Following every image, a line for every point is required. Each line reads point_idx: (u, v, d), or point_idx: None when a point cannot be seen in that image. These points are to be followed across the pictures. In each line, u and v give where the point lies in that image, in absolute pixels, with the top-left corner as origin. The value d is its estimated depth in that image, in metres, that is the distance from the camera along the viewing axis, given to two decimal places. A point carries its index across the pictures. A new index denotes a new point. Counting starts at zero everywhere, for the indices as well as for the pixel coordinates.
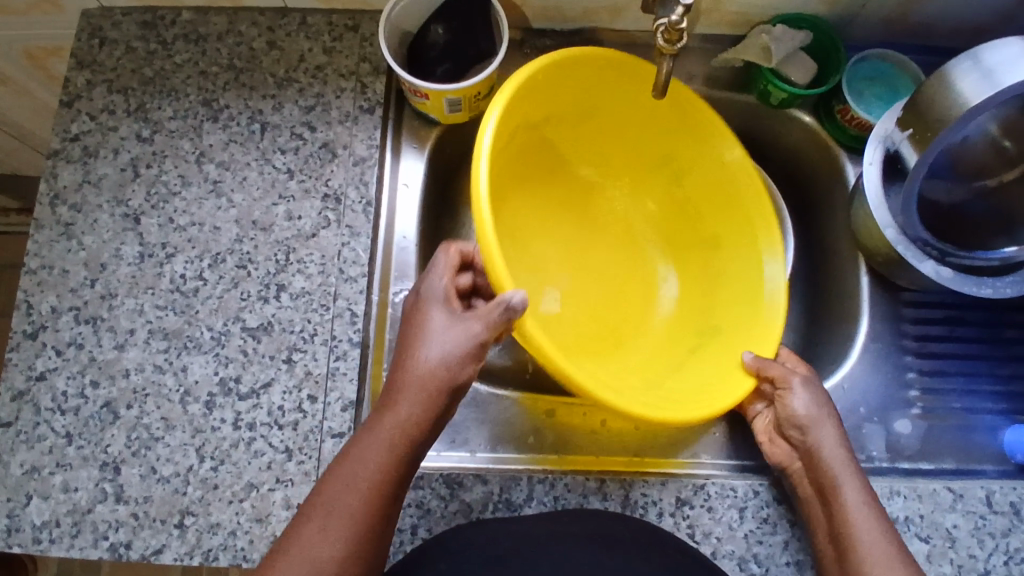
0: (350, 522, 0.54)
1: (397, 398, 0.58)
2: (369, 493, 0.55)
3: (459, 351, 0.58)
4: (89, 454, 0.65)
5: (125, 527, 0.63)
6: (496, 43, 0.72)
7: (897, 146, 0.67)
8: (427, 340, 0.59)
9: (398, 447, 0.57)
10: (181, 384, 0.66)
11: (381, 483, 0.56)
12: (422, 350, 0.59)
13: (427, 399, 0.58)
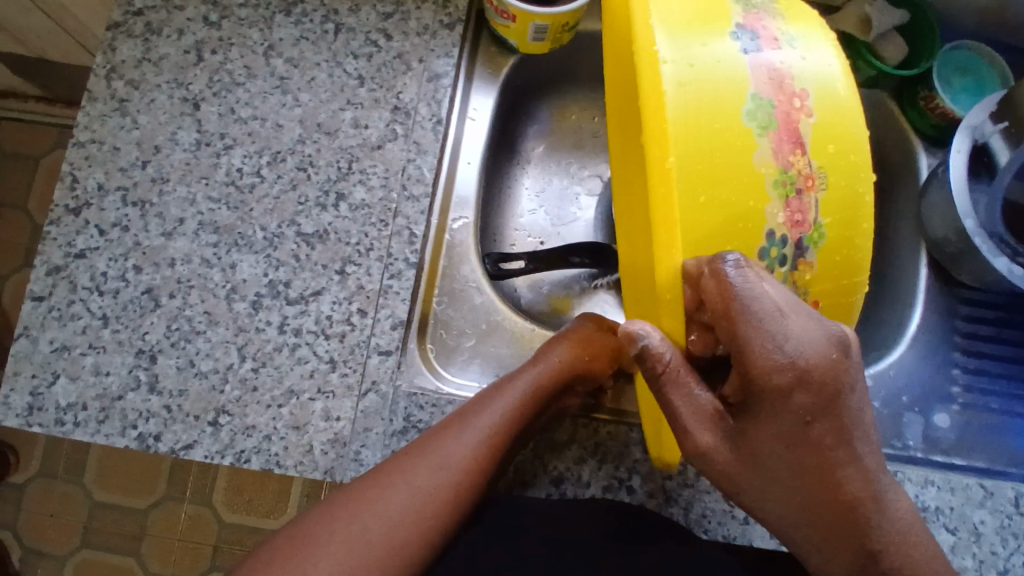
0: (451, 466, 0.55)
1: (525, 374, 0.61)
2: (484, 443, 0.57)
3: (586, 362, 0.63)
4: (125, 339, 0.63)
5: (156, 419, 0.61)
6: None
7: (986, 139, 0.66)
8: (561, 341, 0.64)
9: (518, 412, 0.59)
10: (229, 282, 0.63)
11: (491, 438, 0.57)
12: (556, 345, 0.64)
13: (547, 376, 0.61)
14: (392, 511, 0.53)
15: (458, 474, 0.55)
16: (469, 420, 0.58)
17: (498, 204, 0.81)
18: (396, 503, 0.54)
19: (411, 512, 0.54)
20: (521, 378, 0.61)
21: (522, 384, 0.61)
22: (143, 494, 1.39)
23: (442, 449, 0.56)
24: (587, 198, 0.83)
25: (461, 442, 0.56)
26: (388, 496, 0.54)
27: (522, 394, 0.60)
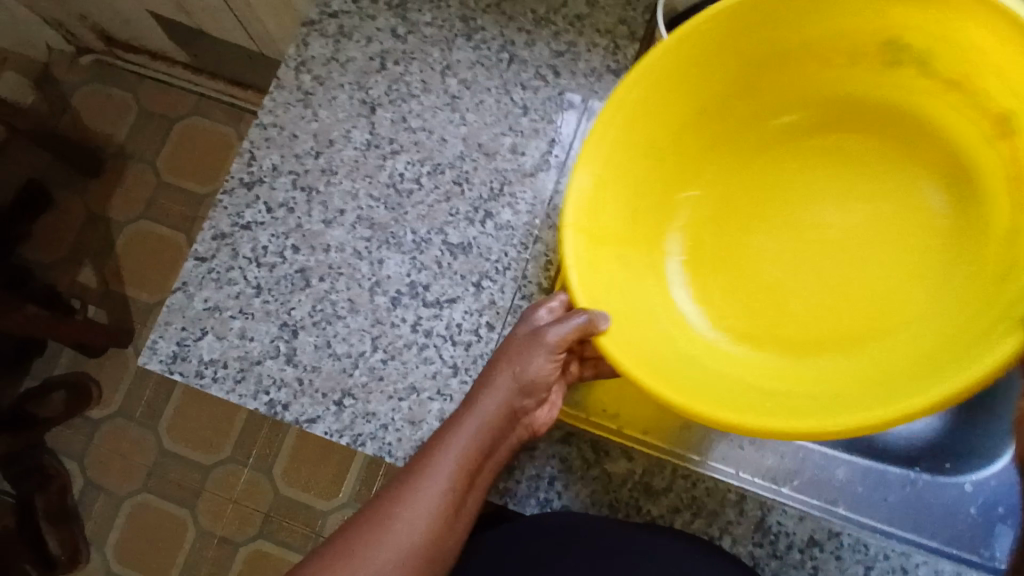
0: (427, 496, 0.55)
1: (499, 383, 0.57)
2: (475, 445, 0.56)
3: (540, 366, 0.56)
4: (272, 310, 0.67)
5: (286, 389, 0.66)
6: None
7: None
8: (529, 344, 0.56)
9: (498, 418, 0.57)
10: (374, 275, 0.68)
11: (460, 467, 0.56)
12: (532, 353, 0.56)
13: (501, 377, 0.57)
14: (407, 524, 0.54)
15: (455, 477, 0.56)
16: (460, 424, 0.57)
17: None
18: (407, 516, 0.55)
19: (427, 523, 0.55)
20: (493, 387, 0.57)
21: (500, 386, 0.57)
22: (209, 451, 1.45)
23: (439, 457, 0.56)
24: None
25: (454, 449, 0.56)
26: (400, 511, 0.55)
27: (502, 401, 0.57)
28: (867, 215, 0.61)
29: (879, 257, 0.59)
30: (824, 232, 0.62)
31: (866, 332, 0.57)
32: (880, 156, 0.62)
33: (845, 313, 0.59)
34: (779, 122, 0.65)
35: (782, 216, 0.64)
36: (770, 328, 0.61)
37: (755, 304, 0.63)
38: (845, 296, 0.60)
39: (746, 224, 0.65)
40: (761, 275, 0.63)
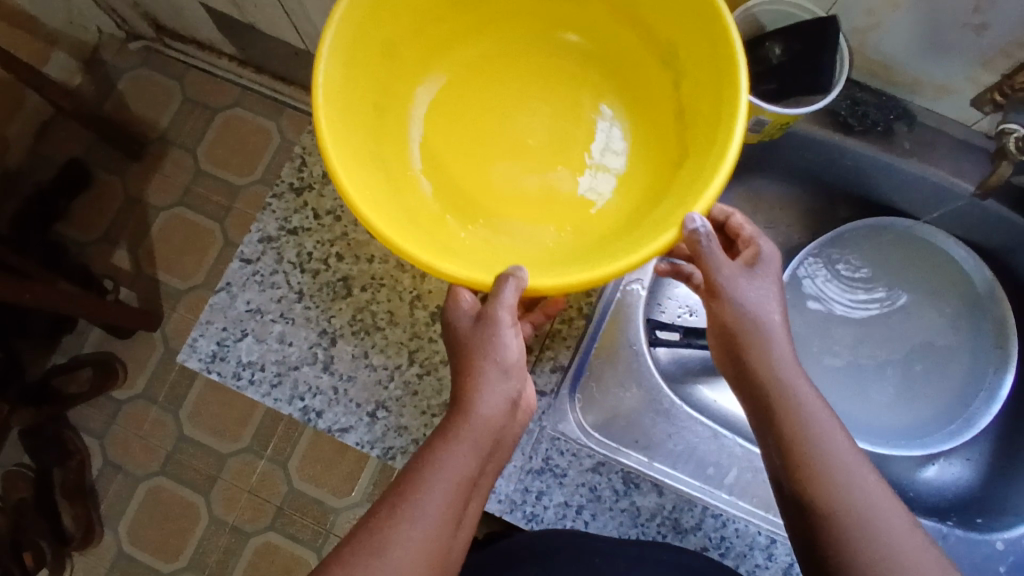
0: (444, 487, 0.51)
1: (487, 392, 0.54)
2: (474, 463, 0.53)
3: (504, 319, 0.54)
4: (313, 317, 0.68)
5: (321, 396, 0.66)
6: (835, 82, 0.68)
7: None
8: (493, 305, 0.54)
9: (491, 429, 0.54)
10: (416, 289, 0.68)
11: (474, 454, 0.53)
12: (499, 316, 0.54)
13: (486, 380, 0.55)
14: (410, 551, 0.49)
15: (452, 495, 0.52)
16: (458, 435, 0.53)
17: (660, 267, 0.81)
18: (409, 541, 0.49)
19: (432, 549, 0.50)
20: (482, 395, 0.54)
21: (491, 392, 0.55)
22: (228, 439, 1.46)
23: (435, 473, 0.52)
24: None
25: (452, 466, 0.52)
26: (402, 534, 0.49)
27: (493, 410, 0.54)
28: (576, 128, 0.68)
29: (584, 158, 0.67)
30: (526, 132, 0.68)
31: (591, 226, 0.64)
32: (595, 90, 0.69)
33: (536, 217, 0.66)
34: (564, 40, 0.68)
35: (491, 118, 0.68)
36: (454, 206, 0.66)
37: (457, 196, 0.66)
38: (553, 195, 0.66)
39: (469, 146, 0.68)
40: (452, 169, 0.67)
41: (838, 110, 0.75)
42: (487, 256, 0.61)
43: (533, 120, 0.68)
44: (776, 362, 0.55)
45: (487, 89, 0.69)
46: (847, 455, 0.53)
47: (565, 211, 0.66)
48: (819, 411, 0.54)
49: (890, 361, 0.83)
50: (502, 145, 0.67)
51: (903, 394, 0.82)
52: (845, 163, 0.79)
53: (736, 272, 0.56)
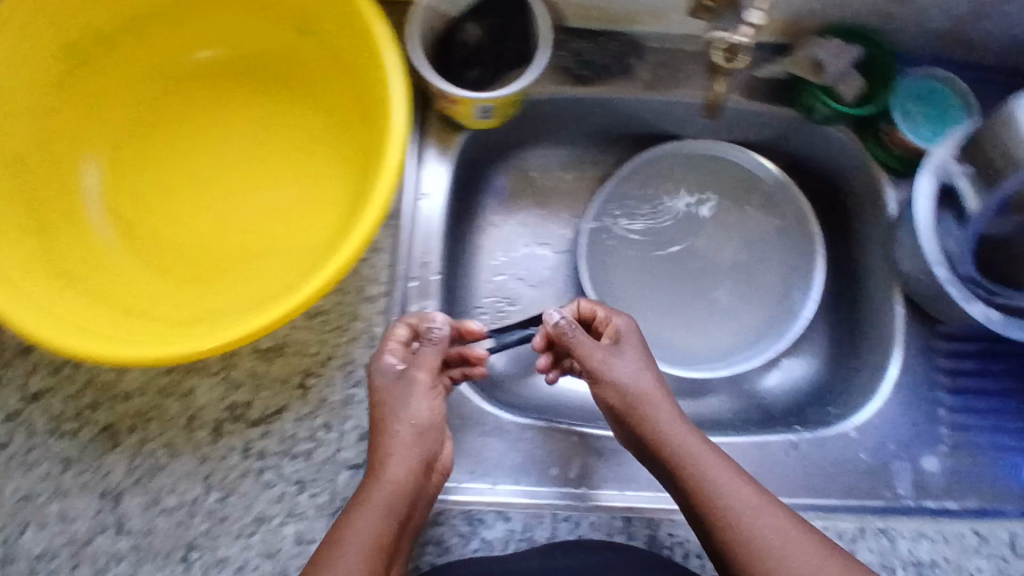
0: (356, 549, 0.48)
1: (386, 442, 0.54)
2: (388, 519, 0.50)
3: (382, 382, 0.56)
4: (89, 481, 0.61)
5: (125, 561, 0.59)
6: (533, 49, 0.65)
7: (952, 179, 0.62)
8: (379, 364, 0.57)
9: (413, 474, 0.53)
10: (187, 409, 0.62)
11: (397, 501, 0.51)
12: (383, 368, 0.57)
13: (428, 432, 0.55)
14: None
15: (372, 552, 0.49)
16: (368, 496, 0.51)
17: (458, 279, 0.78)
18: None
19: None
20: (390, 448, 0.53)
21: (404, 436, 0.54)
22: None
23: (347, 536, 0.49)
24: (554, 256, 0.83)
25: (365, 522, 0.50)
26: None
27: (400, 459, 0.53)
28: (263, 137, 0.64)
29: (290, 154, 0.64)
30: (220, 156, 0.64)
31: (312, 224, 0.61)
32: (258, 86, 0.65)
33: (268, 230, 0.62)
34: (195, 59, 0.65)
35: (180, 159, 0.64)
36: (178, 264, 0.61)
37: (171, 255, 0.62)
38: (277, 204, 0.63)
39: (174, 193, 0.63)
40: (167, 225, 0.63)
41: (566, 64, 0.73)
42: (217, 301, 0.59)
43: (216, 145, 0.64)
44: (659, 421, 0.56)
45: (159, 133, 0.64)
46: (735, 483, 0.53)
47: (299, 213, 0.62)
48: (705, 454, 0.55)
49: (716, 278, 0.82)
50: (196, 179, 0.63)
51: (735, 307, 0.81)
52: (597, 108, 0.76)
53: (608, 352, 0.60)
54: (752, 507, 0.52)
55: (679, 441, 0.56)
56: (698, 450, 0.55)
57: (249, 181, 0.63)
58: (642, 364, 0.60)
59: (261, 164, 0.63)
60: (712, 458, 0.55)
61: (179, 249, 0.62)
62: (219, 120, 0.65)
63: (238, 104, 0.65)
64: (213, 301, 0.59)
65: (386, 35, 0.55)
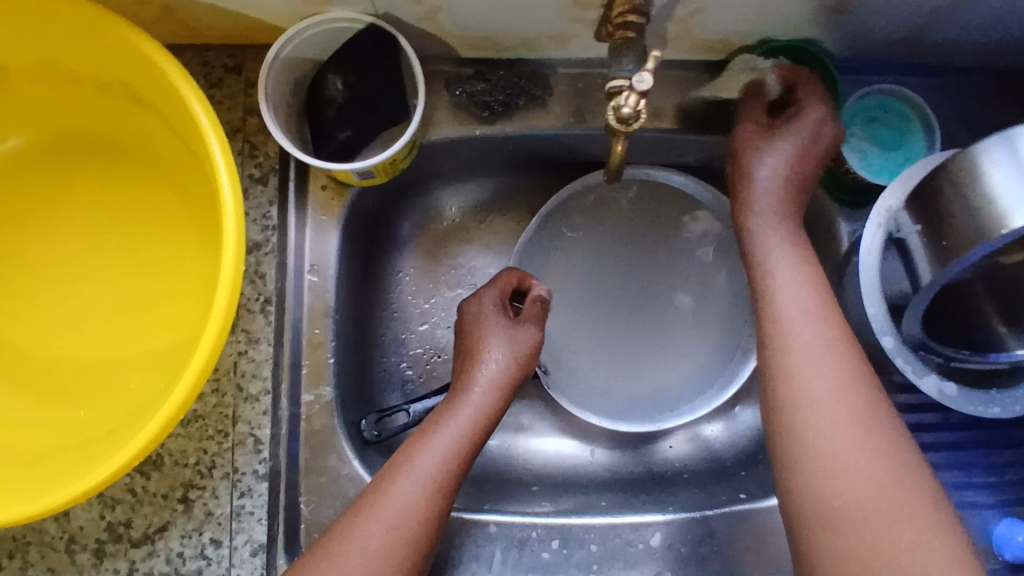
0: (415, 483, 0.52)
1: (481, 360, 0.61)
2: (446, 464, 0.54)
3: (522, 358, 0.61)
4: None
5: None
6: (411, 107, 0.59)
7: (902, 234, 0.54)
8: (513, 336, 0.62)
9: (494, 397, 0.59)
10: (66, 531, 0.58)
11: (453, 451, 0.55)
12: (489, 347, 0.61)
13: (517, 365, 0.61)
14: (395, 510, 0.51)
15: (448, 463, 0.54)
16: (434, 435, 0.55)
17: (371, 343, 0.71)
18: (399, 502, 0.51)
19: (418, 508, 0.51)
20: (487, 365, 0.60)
21: (501, 356, 0.61)
22: None
23: (427, 446, 0.54)
24: None
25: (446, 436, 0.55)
26: (398, 495, 0.51)
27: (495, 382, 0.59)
28: (114, 230, 0.59)
29: (133, 243, 0.59)
30: (59, 252, 0.59)
31: (172, 329, 0.57)
32: (86, 169, 0.60)
33: (119, 331, 0.58)
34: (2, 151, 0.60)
35: (14, 260, 0.59)
36: (24, 381, 0.57)
37: (22, 366, 0.57)
38: (128, 303, 0.58)
39: (15, 299, 0.58)
40: (21, 338, 0.58)
41: (462, 103, 0.63)
42: (80, 422, 0.55)
43: (65, 242, 0.59)
44: (766, 240, 0.57)
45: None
46: (807, 297, 0.53)
47: (152, 309, 0.58)
48: (793, 290, 0.54)
49: (662, 319, 0.74)
50: (47, 282, 0.59)
51: (682, 350, 0.74)
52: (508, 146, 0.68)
53: (770, 148, 0.58)
54: (835, 425, 0.48)
55: (781, 310, 0.53)
56: (807, 326, 0.52)
57: (103, 281, 0.59)
58: (781, 191, 0.58)
59: (115, 261, 0.59)
60: (820, 383, 0.50)
61: (29, 365, 0.57)
62: (62, 213, 0.59)
63: (82, 192, 0.60)
64: (74, 426, 0.55)
65: (214, 126, 0.49)
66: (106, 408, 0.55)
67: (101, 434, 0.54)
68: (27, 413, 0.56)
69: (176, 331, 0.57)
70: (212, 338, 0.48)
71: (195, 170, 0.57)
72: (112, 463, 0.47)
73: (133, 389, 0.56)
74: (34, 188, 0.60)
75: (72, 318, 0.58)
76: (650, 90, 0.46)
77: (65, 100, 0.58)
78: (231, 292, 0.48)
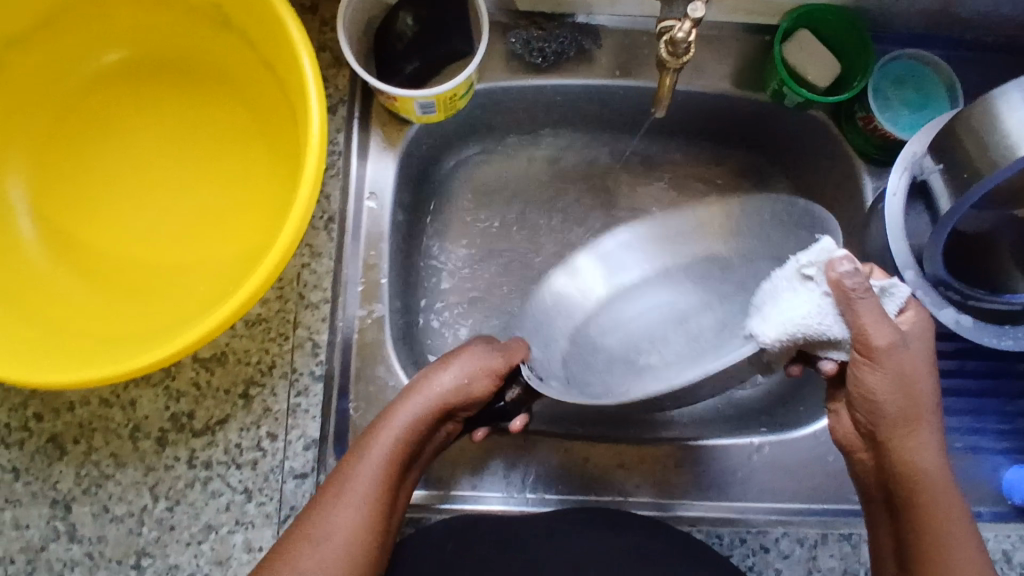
0: (357, 499, 0.52)
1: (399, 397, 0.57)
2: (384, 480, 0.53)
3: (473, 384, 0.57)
4: (38, 491, 0.61)
5: (80, 567, 0.61)
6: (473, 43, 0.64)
7: (926, 175, 0.58)
8: (447, 364, 0.58)
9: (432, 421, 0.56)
10: (131, 419, 0.62)
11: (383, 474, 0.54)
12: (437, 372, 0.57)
13: (466, 387, 0.57)
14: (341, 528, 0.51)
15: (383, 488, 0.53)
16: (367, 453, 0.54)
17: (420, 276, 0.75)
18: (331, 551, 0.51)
19: (361, 526, 0.52)
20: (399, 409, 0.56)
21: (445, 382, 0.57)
22: None
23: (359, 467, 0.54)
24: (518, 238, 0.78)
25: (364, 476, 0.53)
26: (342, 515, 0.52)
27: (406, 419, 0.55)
28: (190, 147, 0.64)
29: (212, 159, 0.64)
30: (137, 163, 0.63)
31: (240, 232, 0.62)
32: (174, 89, 0.65)
33: (193, 235, 0.62)
34: (91, 65, 0.64)
35: (97, 168, 0.63)
36: (105, 277, 0.61)
37: (94, 262, 0.61)
38: (202, 213, 0.63)
39: (93, 204, 0.63)
40: (94, 240, 0.62)
41: (517, 52, 0.69)
42: (149, 314, 0.59)
43: (142, 154, 0.64)
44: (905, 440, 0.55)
45: (81, 140, 0.63)
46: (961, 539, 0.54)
47: (224, 220, 0.62)
48: (932, 468, 0.55)
49: None
50: (124, 192, 0.63)
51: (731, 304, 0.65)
52: (556, 99, 0.73)
53: (895, 373, 0.53)
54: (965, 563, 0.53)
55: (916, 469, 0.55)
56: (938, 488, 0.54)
57: (180, 192, 0.63)
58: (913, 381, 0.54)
59: (189, 175, 0.64)
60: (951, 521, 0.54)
61: (102, 264, 0.61)
62: (141, 129, 0.64)
63: (161, 111, 0.64)
64: (144, 317, 0.59)
65: (301, 37, 0.54)
66: (174, 302, 0.59)
67: (170, 324, 0.57)
68: (103, 306, 0.59)
69: (243, 236, 0.62)
70: (292, 229, 0.53)
71: (274, 91, 0.62)
72: (199, 331, 0.51)
73: (202, 286, 0.60)
74: (113, 103, 0.64)
75: (148, 224, 0.63)
76: (701, 19, 0.51)
77: (148, 23, 0.63)
78: (312, 188, 0.54)
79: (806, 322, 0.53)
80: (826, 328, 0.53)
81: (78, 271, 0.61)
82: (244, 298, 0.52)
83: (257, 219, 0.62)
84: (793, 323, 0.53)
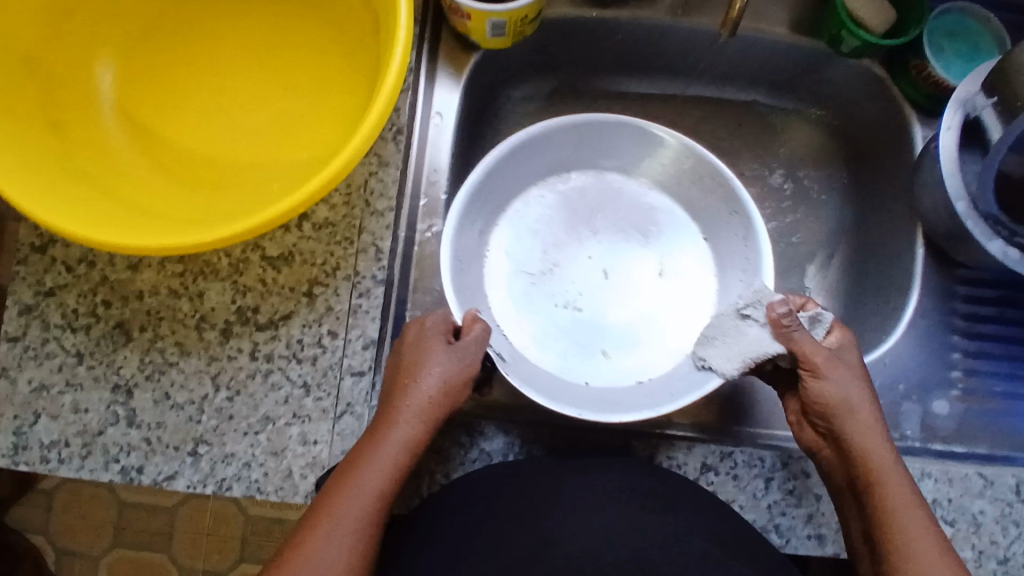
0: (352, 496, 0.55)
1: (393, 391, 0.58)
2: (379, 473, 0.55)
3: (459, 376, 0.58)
4: (100, 375, 0.63)
5: (137, 452, 0.62)
6: None
7: (979, 113, 0.61)
8: (434, 357, 0.58)
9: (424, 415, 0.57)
10: (198, 311, 0.63)
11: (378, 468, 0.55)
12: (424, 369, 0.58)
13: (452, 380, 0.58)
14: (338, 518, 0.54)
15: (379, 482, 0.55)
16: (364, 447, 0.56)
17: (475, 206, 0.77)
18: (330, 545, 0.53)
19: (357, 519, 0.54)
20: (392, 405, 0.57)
21: (431, 379, 0.57)
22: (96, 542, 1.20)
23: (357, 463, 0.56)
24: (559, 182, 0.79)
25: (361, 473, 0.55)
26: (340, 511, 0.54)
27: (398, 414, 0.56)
28: (273, 54, 0.66)
29: (294, 66, 0.66)
30: (223, 67, 0.66)
31: (319, 136, 0.64)
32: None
33: (272, 138, 0.64)
34: None
35: (185, 69, 0.66)
36: (186, 173, 0.63)
37: (177, 158, 0.64)
38: (282, 118, 0.65)
39: (178, 104, 0.65)
40: (178, 137, 0.64)
41: None
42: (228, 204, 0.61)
43: (228, 59, 0.66)
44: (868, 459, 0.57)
45: (171, 42, 0.66)
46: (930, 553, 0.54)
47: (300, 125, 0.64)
48: (893, 487, 0.56)
49: None
50: (209, 95, 0.65)
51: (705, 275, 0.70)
52: (616, 39, 0.75)
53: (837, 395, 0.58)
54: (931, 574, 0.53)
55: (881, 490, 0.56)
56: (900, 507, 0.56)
57: (262, 97, 0.66)
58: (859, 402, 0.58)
59: (270, 82, 0.66)
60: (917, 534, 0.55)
61: (184, 160, 0.64)
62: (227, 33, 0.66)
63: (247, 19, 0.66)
64: (223, 206, 0.60)
65: None
66: (252, 195, 0.61)
67: (247, 211, 0.59)
68: (184, 197, 0.61)
69: (320, 139, 0.63)
70: (374, 115, 0.54)
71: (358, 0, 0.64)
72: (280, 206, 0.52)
73: (280, 182, 0.61)
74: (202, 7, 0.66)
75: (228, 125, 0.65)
76: None
77: None
78: (397, 76, 0.54)
79: (751, 350, 0.61)
80: (766, 350, 0.60)
81: (161, 165, 0.63)
82: (325, 178, 0.53)
83: (335, 124, 0.64)
84: (744, 354, 0.61)
